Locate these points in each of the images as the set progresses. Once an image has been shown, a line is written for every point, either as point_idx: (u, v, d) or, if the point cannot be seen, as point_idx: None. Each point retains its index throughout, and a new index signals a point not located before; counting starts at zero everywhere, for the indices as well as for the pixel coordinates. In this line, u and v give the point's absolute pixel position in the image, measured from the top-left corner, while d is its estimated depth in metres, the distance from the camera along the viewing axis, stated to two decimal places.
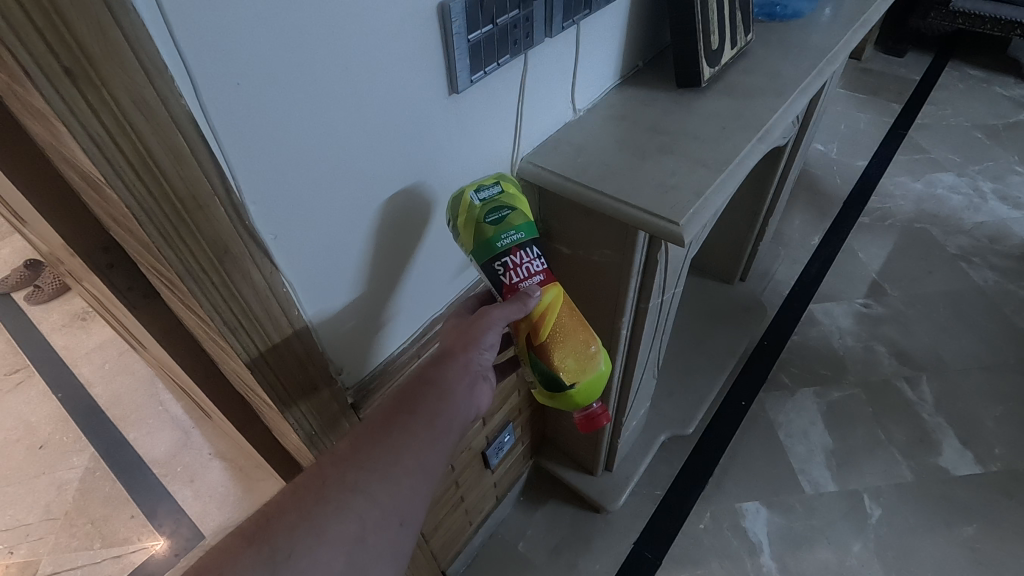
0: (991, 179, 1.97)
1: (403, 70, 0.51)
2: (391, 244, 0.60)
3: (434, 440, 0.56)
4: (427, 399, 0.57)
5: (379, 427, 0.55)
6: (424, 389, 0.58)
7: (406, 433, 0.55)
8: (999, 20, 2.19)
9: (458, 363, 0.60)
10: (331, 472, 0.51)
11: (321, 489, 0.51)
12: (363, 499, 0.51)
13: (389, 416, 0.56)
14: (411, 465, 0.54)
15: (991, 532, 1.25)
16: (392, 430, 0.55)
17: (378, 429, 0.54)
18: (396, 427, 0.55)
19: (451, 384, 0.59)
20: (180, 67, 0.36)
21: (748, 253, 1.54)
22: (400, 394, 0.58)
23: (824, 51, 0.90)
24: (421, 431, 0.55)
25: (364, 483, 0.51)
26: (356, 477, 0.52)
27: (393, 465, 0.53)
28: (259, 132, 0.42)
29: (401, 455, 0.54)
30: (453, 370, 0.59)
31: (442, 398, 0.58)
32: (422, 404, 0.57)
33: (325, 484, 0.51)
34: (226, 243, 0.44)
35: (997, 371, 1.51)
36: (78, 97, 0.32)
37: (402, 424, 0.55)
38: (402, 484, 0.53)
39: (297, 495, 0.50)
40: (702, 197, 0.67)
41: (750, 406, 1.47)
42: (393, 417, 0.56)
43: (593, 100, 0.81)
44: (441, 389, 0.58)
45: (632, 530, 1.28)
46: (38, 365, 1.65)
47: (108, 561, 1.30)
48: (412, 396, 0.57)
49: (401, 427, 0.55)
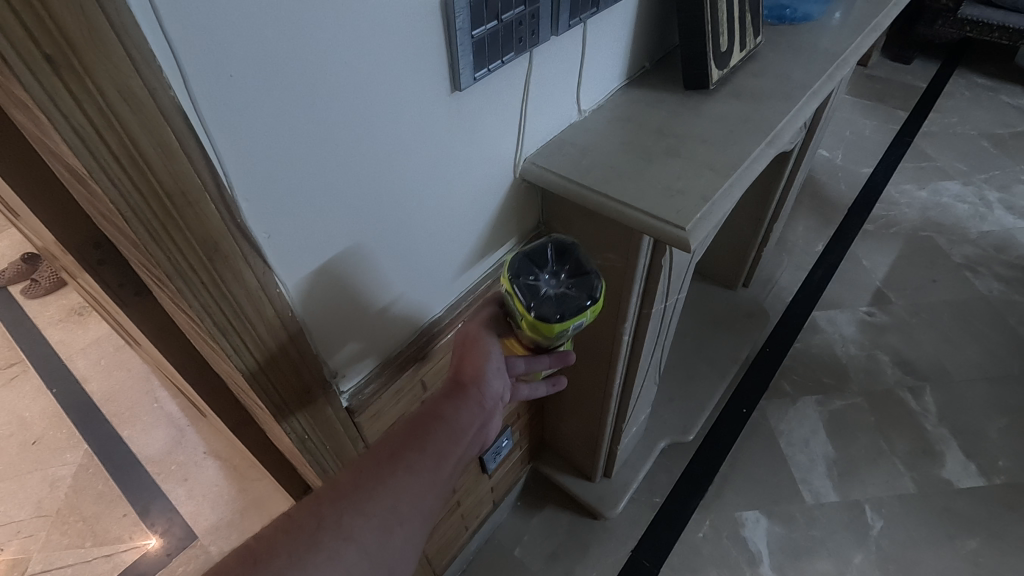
0: (997, 189, 1.95)
1: (405, 64, 0.49)
2: (416, 259, 0.63)
3: (435, 484, 0.55)
4: (435, 437, 0.57)
5: (383, 465, 0.53)
6: (433, 425, 0.57)
7: (409, 476, 0.53)
8: (1007, 29, 2.17)
9: (472, 401, 0.60)
10: (327, 512, 0.49)
11: (316, 532, 0.48)
12: (355, 548, 0.49)
13: (394, 455, 0.54)
14: (406, 511, 0.52)
15: (994, 547, 1.23)
16: (396, 467, 0.53)
17: (381, 468, 0.53)
18: (400, 464, 0.54)
19: (463, 423, 0.59)
20: (168, 55, 0.34)
21: (751, 259, 1.52)
22: (409, 429, 0.57)
23: (833, 55, 0.89)
24: (424, 473, 0.54)
25: (358, 529, 0.49)
26: (351, 521, 0.50)
27: (392, 508, 0.52)
28: (249, 125, 0.40)
29: (400, 500, 0.52)
30: (466, 408, 0.59)
31: (450, 438, 0.57)
32: (431, 442, 0.56)
33: (320, 527, 0.48)
34: (215, 240, 0.42)
35: (1002, 383, 1.49)
36: (59, 84, 0.31)
37: (409, 462, 0.54)
38: (395, 532, 0.51)
39: (289, 531, 0.47)
40: (708, 202, 0.65)
41: (752, 413, 1.45)
42: (399, 452, 0.54)
43: (598, 102, 0.79)
44: (449, 429, 0.58)
45: (630, 538, 1.26)
46: (33, 359, 1.64)
47: (99, 559, 1.28)
48: (419, 430, 0.57)
49: (405, 466, 0.54)
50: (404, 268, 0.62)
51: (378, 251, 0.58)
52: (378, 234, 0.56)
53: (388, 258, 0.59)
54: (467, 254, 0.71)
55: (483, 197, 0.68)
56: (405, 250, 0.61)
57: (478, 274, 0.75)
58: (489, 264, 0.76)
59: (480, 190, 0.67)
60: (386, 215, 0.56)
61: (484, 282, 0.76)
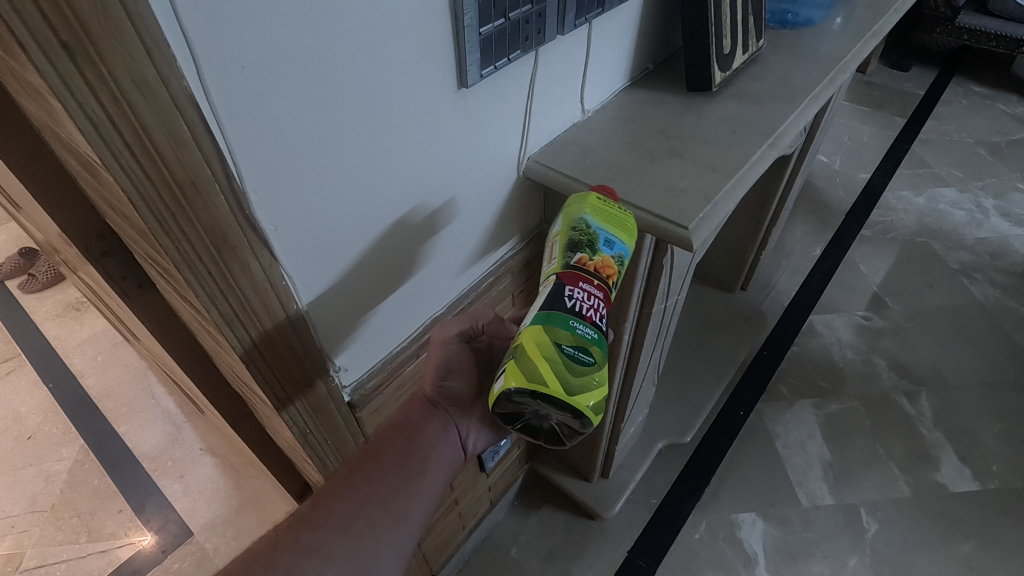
0: (993, 197, 1.97)
1: (413, 61, 0.50)
2: (418, 256, 0.63)
3: (399, 489, 0.59)
4: (396, 443, 0.62)
5: (341, 481, 0.58)
6: (393, 433, 0.62)
7: (370, 485, 0.58)
8: (1004, 37, 2.19)
9: (430, 400, 0.65)
10: (287, 534, 0.55)
11: (273, 553, 0.53)
12: (320, 560, 0.54)
13: (351, 469, 0.59)
14: (373, 516, 0.57)
15: (988, 551, 1.24)
16: (355, 479, 0.58)
17: (340, 483, 0.58)
18: (359, 477, 0.58)
19: (423, 426, 0.64)
20: (183, 46, 0.35)
21: (749, 262, 1.53)
22: (370, 443, 0.62)
23: (835, 59, 0.90)
24: (386, 478, 0.59)
25: (320, 544, 0.55)
26: (311, 538, 0.55)
27: (355, 518, 0.57)
28: (261, 117, 0.41)
29: (364, 507, 0.57)
30: (424, 409, 0.65)
31: (410, 442, 0.62)
32: (389, 450, 0.61)
33: (277, 548, 0.54)
34: (224, 232, 0.43)
35: (998, 389, 1.50)
36: (74, 72, 0.31)
37: (367, 473, 0.59)
38: (364, 538, 0.56)
39: (251, 561, 0.53)
40: (711, 202, 0.65)
41: (749, 416, 1.46)
42: (359, 465, 0.59)
43: (602, 102, 0.79)
44: (408, 434, 0.63)
45: (627, 538, 1.27)
46: (30, 354, 1.63)
47: (94, 556, 1.27)
48: (380, 441, 0.62)
49: (363, 477, 0.58)
50: (408, 263, 0.63)
51: (384, 244, 0.58)
52: (385, 228, 0.57)
53: (393, 254, 0.60)
54: (471, 251, 0.72)
55: (487, 195, 0.68)
56: (411, 242, 0.61)
57: (479, 271, 0.75)
58: (491, 261, 0.77)
59: (484, 187, 0.67)
60: (393, 210, 0.56)
61: (487, 278, 0.76)
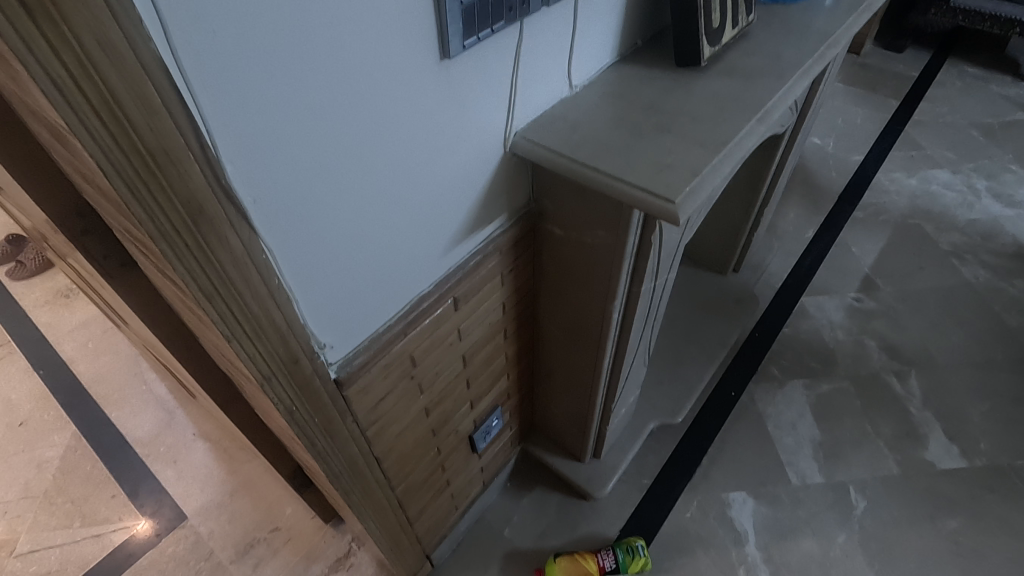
0: (984, 178, 1.97)
1: (392, 31, 0.49)
2: (404, 230, 0.63)
3: None
4: None
5: None
6: None
7: None
8: (999, 18, 2.17)
9: None
10: None
11: None
12: None
13: None
14: None
15: (974, 526, 1.26)
16: None
17: None
18: None
19: None
20: (149, 7, 0.34)
21: (742, 243, 1.52)
22: None
23: (825, 35, 0.89)
24: None
25: None
26: None
27: None
28: (234, 85, 0.40)
29: None
30: None
31: None
32: None
33: None
34: (200, 203, 0.42)
35: (987, 369, 1.51)
36: (35, 31, 0.30)
37: None
38: None
39: None
40: (698, 176, 0.65)
41: (740, 397, 1.47)
42: None
43: (590, 78, 0.79)
44: None
45: (618, 517, 1.28)
46: (20, 342, 1.62)
47: (88, 540, 1.28)
48: None
49: None
50: (394, 238, 0.62)
51: (368, 219, 0.57)
52: (370, 203, 0.56)
53: (379, 228, 0.59)
54: (457, 229, 0.71)
55: (473, 172, 0.68)
56: (395, 218, 0.61)
57: (466, 250, 0.75)
58: (478, 239, 0.76)
59: (469, 164, 0.66)
60: (378, 183, 0.56)
61: (474, 257, 0.76)
